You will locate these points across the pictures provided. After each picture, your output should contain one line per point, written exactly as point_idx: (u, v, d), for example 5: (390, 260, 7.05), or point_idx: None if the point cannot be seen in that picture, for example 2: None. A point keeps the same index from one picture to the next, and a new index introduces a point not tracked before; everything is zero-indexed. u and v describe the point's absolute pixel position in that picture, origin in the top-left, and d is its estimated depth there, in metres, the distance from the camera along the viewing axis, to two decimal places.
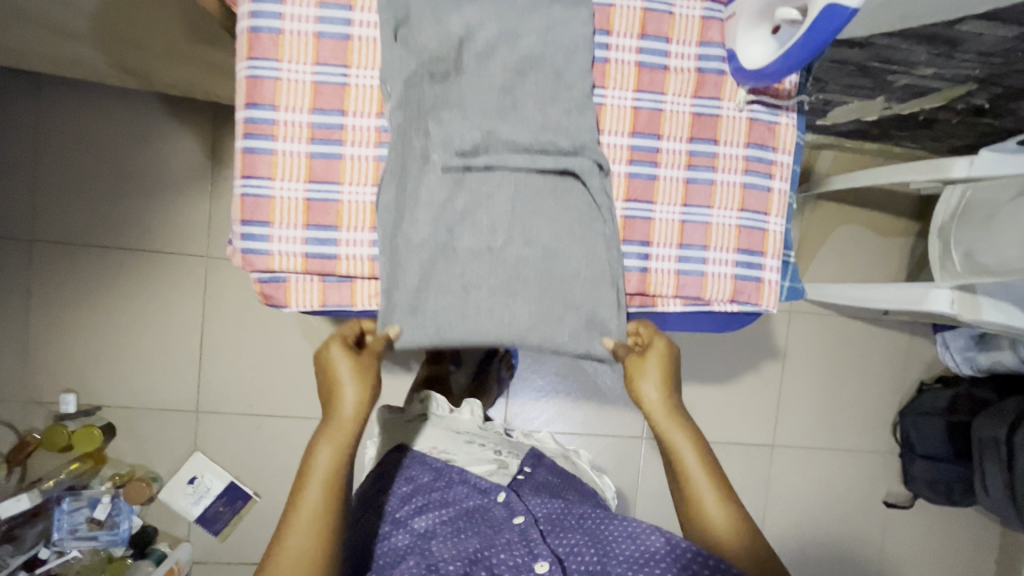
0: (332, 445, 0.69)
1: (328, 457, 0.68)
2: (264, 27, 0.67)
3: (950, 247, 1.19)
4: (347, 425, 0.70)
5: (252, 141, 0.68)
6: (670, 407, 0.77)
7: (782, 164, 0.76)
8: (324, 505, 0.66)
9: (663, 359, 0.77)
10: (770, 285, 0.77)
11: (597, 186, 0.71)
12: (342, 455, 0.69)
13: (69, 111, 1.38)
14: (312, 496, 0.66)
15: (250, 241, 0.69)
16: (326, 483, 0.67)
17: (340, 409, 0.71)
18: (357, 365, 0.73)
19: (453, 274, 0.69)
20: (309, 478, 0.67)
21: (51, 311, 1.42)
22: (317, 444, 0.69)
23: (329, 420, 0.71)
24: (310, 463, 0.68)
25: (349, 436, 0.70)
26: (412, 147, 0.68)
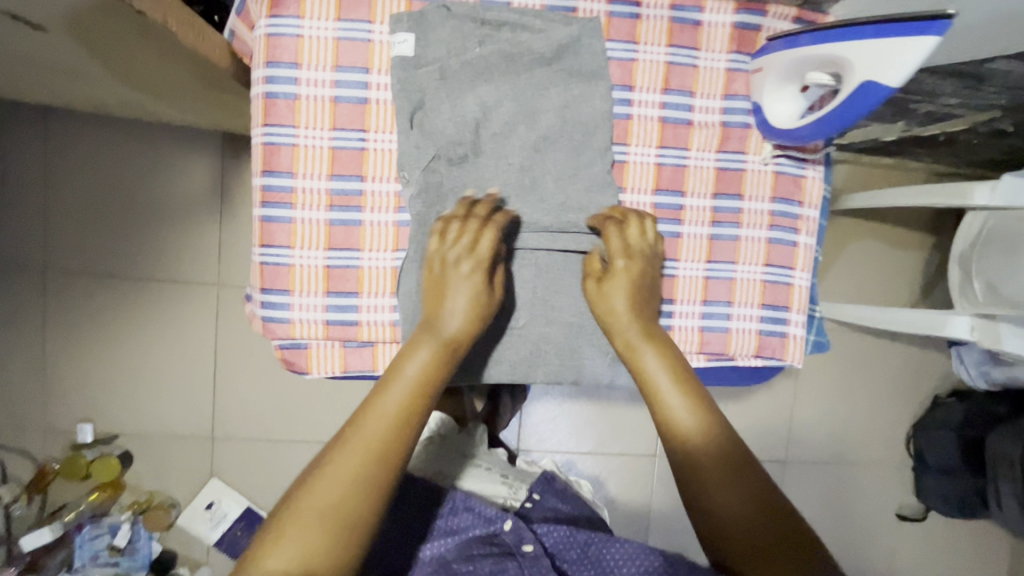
0: (430, 352, 0.62)
1: (421, 362, 0.62)
2: (280, 93, 0.66)
3: (971, 275, 1.17)
4: (453, 340, 0.64)
5: (271, 209, 0.67)
6: (642, 324, 0.69)
7: (809, 218, 0.75)
8: (407, 407, 0.60)
9: (633, 281, 0.68)
10: (796, 340, 0.76)
11: None
12: (436, 365, 0.62)
13: (77, 140, 1.36)
14: (393, 399, 0.60)
15: (271, 310, 0.68)
16: (414, 390, 0.61)
17: (445, 319, 0.64)
18: (475, 285, 0.64)
19: (473, 354, 0.72)
20: (396, 376, 0.61)
21: (67, 341, 1.43)
22: (415, 345, 0.63)
23: (433, 325, 0.64)
24: (402, 363, 0.62)
25: (452, 352, 0.64)
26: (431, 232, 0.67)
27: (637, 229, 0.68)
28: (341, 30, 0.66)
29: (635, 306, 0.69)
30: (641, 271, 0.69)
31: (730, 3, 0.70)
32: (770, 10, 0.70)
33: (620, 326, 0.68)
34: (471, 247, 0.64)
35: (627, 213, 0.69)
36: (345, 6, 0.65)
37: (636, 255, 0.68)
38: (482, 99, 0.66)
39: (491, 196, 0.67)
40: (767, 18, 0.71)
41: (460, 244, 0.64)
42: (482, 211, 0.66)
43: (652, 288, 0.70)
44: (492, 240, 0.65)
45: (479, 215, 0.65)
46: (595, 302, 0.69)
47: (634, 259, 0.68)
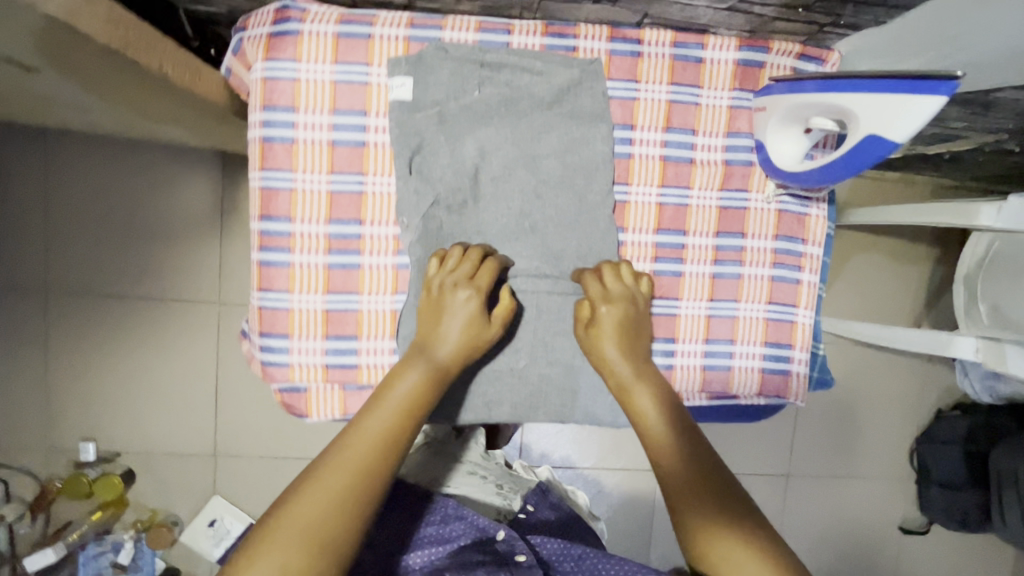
0: (420, 375, 0.61)
1: (411, 384, 0.60)
2: (277, 137, 0.65)
3: (976, 297, 1.15)
4: (444, 366, 0.62)
5: (269, 254, 0.67)
6: (634, 364, 0.66)
7: (812, 256, 0.74)
8: (396, 429, 0.57)
9: (624, 322, 0.67)
10: (799, 378, 0.75)
11: None
12: (427, 386, 0.60)
13: (76, 160, 1.36)
14: (381, 419, 0.57)
15: (270, 354, 0.68)
16: (404, 411, 0.58)
17: (438, 343, 0.63)
18: (471, 316, 0.63)
19: (474, 395, 0.72)
20: (387, 396, 0.59)
21: (68, 360, 1.43)
22: (405, 367, 0.61)
23: (424, 348, 0.63)
24: (391, 385, 0.60)
25: (441, 377, 0.62)
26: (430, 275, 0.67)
27: (612, 276, 0.68)
28: (338, 73, 0.65)
29: (626, 350, 0.67)
30: (629, 312, 0.67)
31: (733, 40, 0.69)
32: (773, 47, 0.69)
33: (613, 369, 0.66)
34: (468, 274, 0.64)
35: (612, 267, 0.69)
36: (343, 49, 0.65)
37: (621, 299, 0.67)
38: (481, 143, 0.67)
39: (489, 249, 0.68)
40: (771, 55, 0.70)
41: (455, 271, 0.64)
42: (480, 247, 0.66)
43: (644, 329, 0.69)
44: (490, 275, 0.65)
45: (473, 249, 0.66)
46: (589, 349, 0.67)
47: (623, 303, 0.67)
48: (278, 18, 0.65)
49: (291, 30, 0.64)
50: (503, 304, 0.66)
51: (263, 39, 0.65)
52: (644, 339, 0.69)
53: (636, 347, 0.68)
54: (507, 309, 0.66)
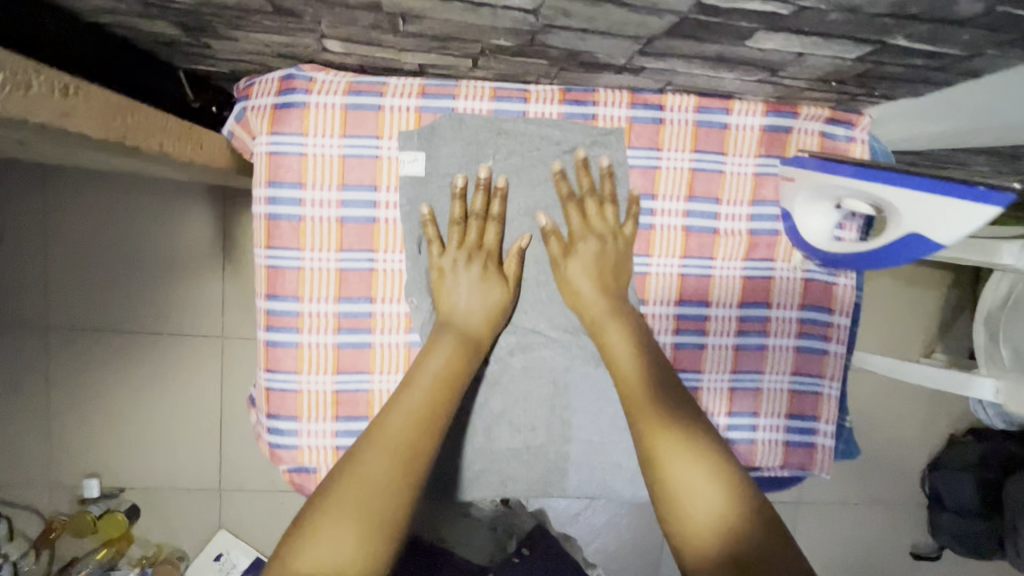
0: (451, 349, 0.59)
1: (444, 359, 0.58)
2: (284, 214, 0.62)
3: (999, 339, 1.12)
4: (473, 337, 0.61)
5: (276, 334, 0.64)
6: (611, 299, 0.64)
7: (840, 326, 0.71)
8: (433, 406, 0.55)
9: (596, 255, 0.65)
10: (824, 450, 0.72)
11: None
12: (458, 359, 0.59)
13: (74, 196, 1.33)
14: (419, 395, 0.55)
15: (278, 436, 0.66)
16: (438, 386, 0.57)
17: (467, 317, 0.62)
18: (486, 278, 0.63)
19: (489, 473, 0.69)
20: (421, 372, 0.57)
21: (72, 397, 1.41)
22: (435, 344, 0.59)
23: (450, 323, 0.61)
24: (424, 361, 0.58)
25: (472, 346, 0.61)
26: None
27: (596, 209, 0.65)
28: (347, 147, 0.62)
29: (599, 284, 0.64)
30: (602, 245, 0.65)
31: (759, 105, 0.66)
32: (801, 111, 0.66)
33: (584, 304, 0.64)
34: (477, 243, 0.63)
35: (581, 163, 0.64)
36: (351, 121, 0.62)
37: (593, 232, 0.65)
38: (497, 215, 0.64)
39: (503, 185, 0.63)
40: (799, 120, 0.67)
41: (468, 239, 0.64)
42: (483, 207, 0.63)
43: (622, 271, 0.66)
44: (498, 234, 0.64)
45: (479, 213, 0.63)
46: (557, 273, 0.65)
47: (593, 235, 0.65)
48: (283, 88, 0.62)
49: (297, 102, 0.62)
50: (513, 262, 0.65)
51: (267, 111, 0.62)
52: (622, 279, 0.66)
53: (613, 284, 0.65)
54: (517, 261, 0.65)
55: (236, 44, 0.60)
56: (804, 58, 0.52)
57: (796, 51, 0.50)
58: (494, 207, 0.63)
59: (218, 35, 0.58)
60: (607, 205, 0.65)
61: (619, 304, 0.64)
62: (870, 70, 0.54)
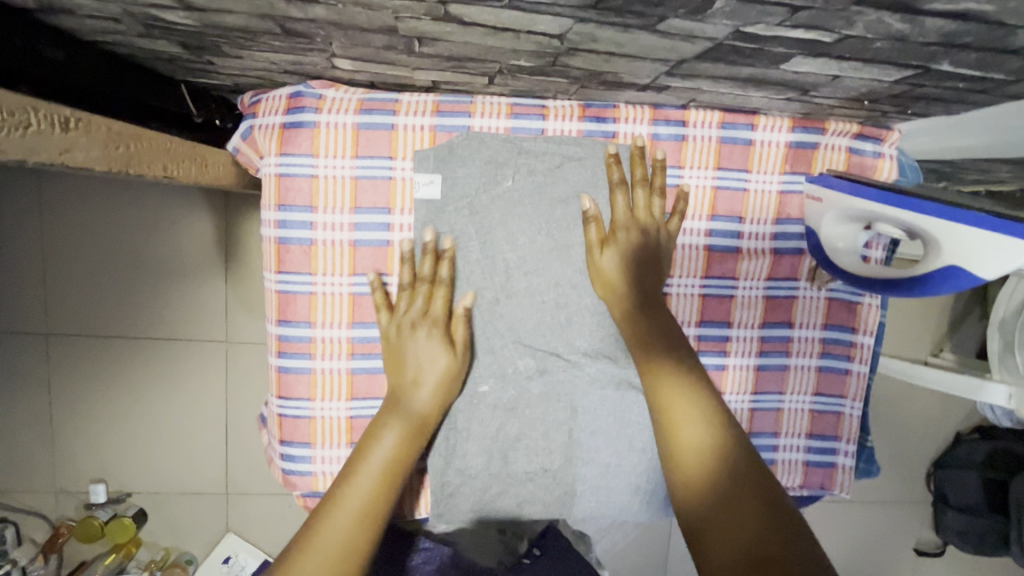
0: (399, 435, 0.56)
1: (390, 447, 0.55)
2: (294, 238, 0.60)
3: (1013, 345, 1.11)
4: (422, 416, 0.58)
5: (288, 360, 0.62)
6: (643, 297, 0.60)
7: (864, 346, 0.69)
8: (375, 500, 0.52)
9: (636, 249, 0.60)
10: (845, 470, 0.71)
11: None
12: (407, 444, 0.56)
13: (72, 201, 1.30)
14: (366, 482, 0.53)
15: (291, 462, 0.64)
16: (382, 476, 0.54)
17: (411, 398, 0.58)
18: (432, 345, 0.59)
19: (507, 496, 0.68)
20: (363, 462, 0.54)
21: (77, 405, 1.40)
22: (381, 427, 0.57)
23: (397, 403, 0.58)
24: (369, 448, 0.55)
25: (421, 432, 0.58)
26: None
27: (644, 199, 0.61)
28: (359, 168, 0.60)
29: (635, 280, 0.60)
30: (638, 240, 0.60)
31: (785, 121, 0.64)
32: (829, 127, 0.64)
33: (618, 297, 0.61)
34: (423, 311, 0.59)
35: (638, 153, 0.61)
36: (364, 142, 0.60)
37: (637, 224, 0.60)
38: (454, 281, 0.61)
39: (450, 247, 0.60)
40: (826, 136, 0.64)
41: (411, 308, 0.60)
42: (430, 271, 0.60)
43: (660, 274, 0.62)
44: (446, 299, 0.60)
45: (426, 277, 0.60)
46: (592, 266, 0.62)
47: (637, 229, 0.60)
48: (292, 107, 0.60)
49: (306, 121, 0.59)
50: (463, 326, 0.60)
51: (276, 130, 0.60)
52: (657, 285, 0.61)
53: (648, 285, 0.61)
54: (464, 325, 0.60)
55: (241, 61, 0.58)
56: (839, 80, 0.50)
57: (832, 73, 0.48)
58: (442, 270, 0.60)
59: (224, 53, 0.55)
60: (652, 200, 0.62)
61: (653, 298, 0.61)
62: (907, 91, 0.52)
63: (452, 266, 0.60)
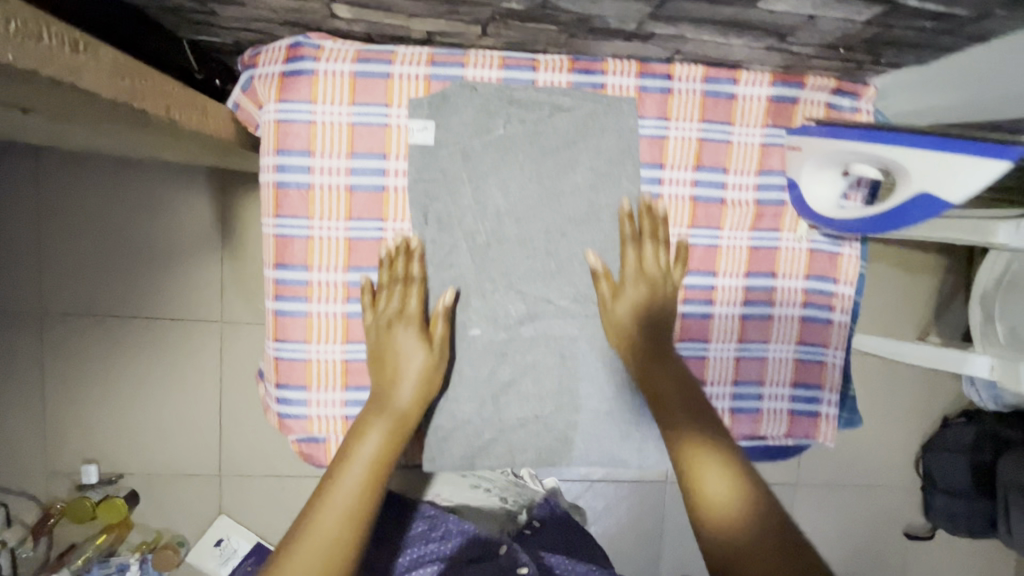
0: (383, 434, 0.58)
1: (376, 444, 0.57)
2: (292, 182, 0.62)
3: (993, 317, 1.14)
4: (404, 414, 0.60)
5: (285, 303, 0.64)
6: (653, 342, 0.64)
7: (845, 296, 0.72)
8: (364, 498, 0.53)
9: (646, 303, 0.64)
10: (828, 419, 0.74)
11: None
12: (392, 443, 0.58)
13: (69, 180, 1.31)
14: (352, 482, 0.54)
15: (287, 405, 0.66)
16: (370, 472, 0.55)
17: (393, 394, 0.60)
18: (414, 347, 0.61)
19: (499, 443, 0.69)
20: (350, 460, 0.56)
21: (69, 385, 1.39)
22: (366, 426, 0.58)
23: (382, 404, 0.60)
24: (354, 448, 0.57)
25: (405, 427, 0.60)
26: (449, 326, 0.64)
27: (653, 253, 0.65)
28: (356, 115, 0.62)
29: (648, 329, 0.64)
30: (643, 296, 0.64)
31: (766, 76, 0.67)
32: (807, 82, 0.67)
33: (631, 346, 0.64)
34: (399, 310, 0.62)
35: (645, 206, 0.65)
36: (361, 89, 0.62)
37: (646, 278, 0.65)
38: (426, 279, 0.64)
39: (417, 246, 0.62)
40: (805, 91, 0.67)
41: (386, 309, 0.62)
42: (402, 271, 0.62)
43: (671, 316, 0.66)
44: (421, 298, 0.62)
45: (399, 279, 0.62)
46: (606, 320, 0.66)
47: (646, 283, 0.64)
48: (291, 56, 0.62)
49: (305, 69, 0.61)
50: (441, 323, 0.63)
51: (276, 79, 0.62)
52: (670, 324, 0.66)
53: (656, 327, 0.65)
54: (443, 321, 0.63)
55: (241, 9, 0.60)
56: (814, 22, 0.53)
57: (806, 13, 0.51)
58: (413, 269, 0.62)
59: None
60: (654, 254, 0.65)
61: (663, 346, 0.64)
62: (878, 34, 0.55)
63: (422, 264, 0.63)
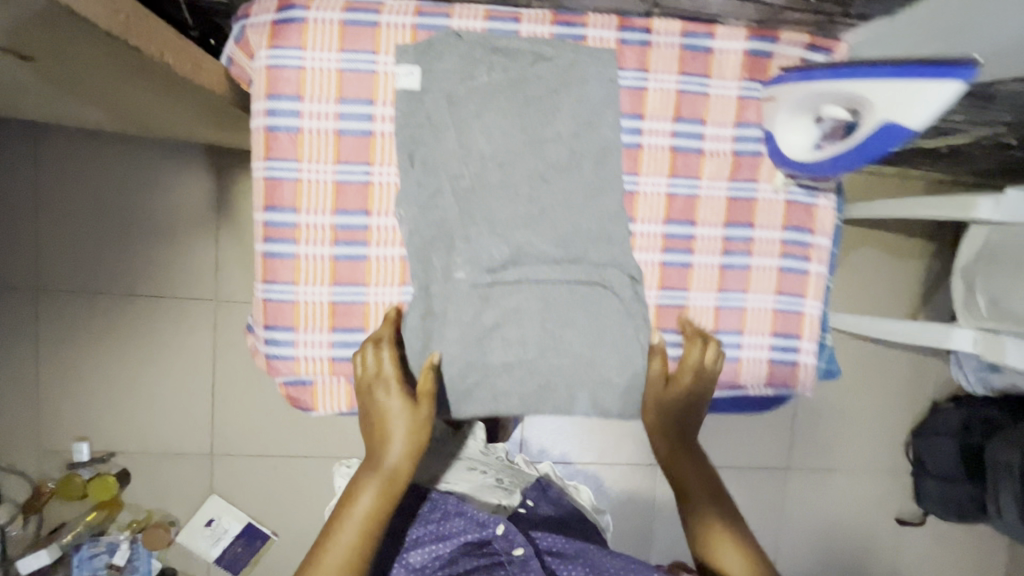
0: (374, 493, 0.66)
1: (367, 503, 0.66)
2: (282, 126, 0.64)
3: (974, 289, 1.17)
4: (392, 473, 0.67)
5: (274, 245, 0.66)
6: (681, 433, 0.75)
7: (821, 246, 0.74)
8: (355, 554, 0.65)
9: (686, 398, 0.72)
10: (807, 368, 0.75)
11: (629, 296, 0.70)
12: (384, 501, 0.67)
13: (68, 158, 1.33)
14: (350, 535, 0.65)
15: (274, 347, 0.67)
16: (363, 527, 0.66)
17: (384, 455, 0.67)
18: (403, 409, 0.66)
19: (483, 387, 0.70)
20: (347, 518, 0.66)
21: (63, 362, 1.40)
22: (359, 486, 0.67)
23: (373, 462, 0.67)
24: (351, 505, 0.66)
25: (393, 484, 0.67)
26: (434, 267, 0.66)
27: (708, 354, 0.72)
28: (344, 61, 0.64)
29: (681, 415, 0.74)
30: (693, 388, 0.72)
31: (742, 30, 0.69)
32: (782, 37, 0.69)
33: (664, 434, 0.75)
34: (376, 372, 0.65)
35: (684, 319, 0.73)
36: (349, 37, 0.64)
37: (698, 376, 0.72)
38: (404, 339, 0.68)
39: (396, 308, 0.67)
40: (780, 45, 0.69)
41: (367, 367, 0.66)
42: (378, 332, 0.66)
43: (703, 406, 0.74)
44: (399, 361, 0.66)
45: (379, 344, 0.66)
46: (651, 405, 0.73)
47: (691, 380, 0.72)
48: (282, 5, 0.63)
49: (295, 18, 0.63)
50: (425, 382, 0.66)
51: (267, 27, 0.63)
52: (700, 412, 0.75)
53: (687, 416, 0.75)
54: (427, 381, 0.66)
55: None
56: None
57: None
58: (385, 332, 0.66)
59: None
60: (709, 353, 0.72)
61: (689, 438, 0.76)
62: None
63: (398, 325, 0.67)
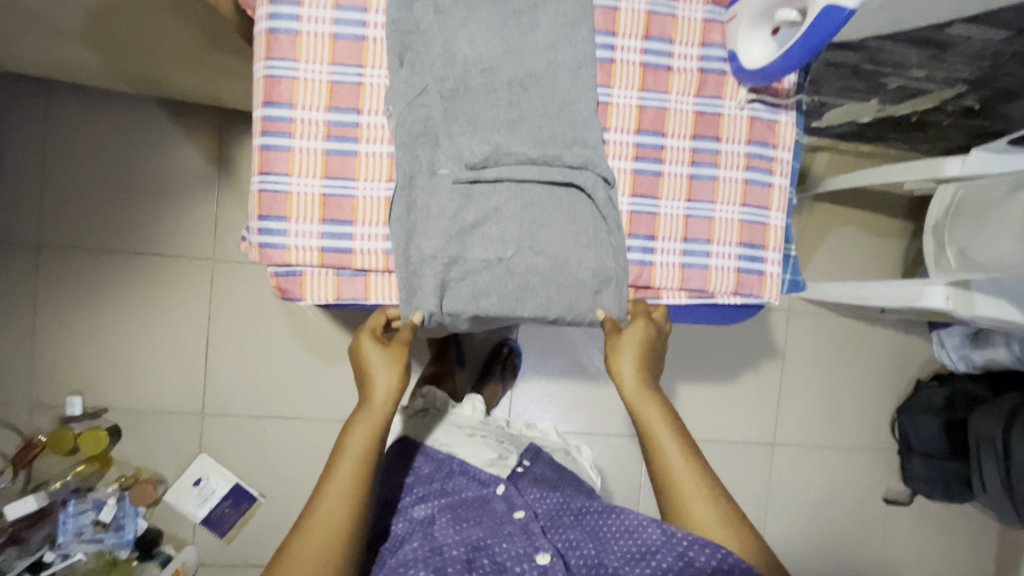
0: (366, 428, 0.72)
1: (360, 439, 0.71)
2: (282, 28, 0.69)
3: (944, 245, 1.22)
4: (378, 410, 0.73)
5: (270, 138, 0.70)
6: (647, 388, 0.76)
7: (783, 161, 0.79)
8: (352, 485, 0.69)
9: (642, 346, 0.76)
10: (772, 277, 0.80)
11: (601, 199, 0.74)
12: (375, 435, 0.72)
13: (79, 117, 1.40)
14: (347, 472, 0.69)
15: (267, 236, 0.71)
16: (359, 460, 0.70)
17: (372, 395, 0.73)
18: (387, 354, 0.75)
19: (464, 283, 0.74)
20: (341, 456, 0.70)
21: (61, 316, 1.43)
22: (352, 424, 0.72)
23: (364, 403, 0.74)
24: (345, 442, 0.71)
25: (381, 418, 0.73)
26: (420, 161, 0.71)
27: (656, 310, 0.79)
28: None
29: (640, 366, 0.76)
30: (647, 333, 0.76)
31: None
32: None
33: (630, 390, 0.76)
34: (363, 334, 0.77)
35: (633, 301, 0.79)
36: None
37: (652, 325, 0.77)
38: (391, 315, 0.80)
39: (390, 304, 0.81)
40: None
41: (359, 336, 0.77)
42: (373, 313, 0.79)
43: (659, 352, 0.78)
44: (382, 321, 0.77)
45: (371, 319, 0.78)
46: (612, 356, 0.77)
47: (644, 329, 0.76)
48: None
49: None
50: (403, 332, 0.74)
51: None
52: (657, 360, 0.79)
53: (648, 365, 0.77)
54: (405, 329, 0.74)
55: None
56: None
57: None
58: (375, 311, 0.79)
59: None
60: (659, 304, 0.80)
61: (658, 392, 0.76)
62: None
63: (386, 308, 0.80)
